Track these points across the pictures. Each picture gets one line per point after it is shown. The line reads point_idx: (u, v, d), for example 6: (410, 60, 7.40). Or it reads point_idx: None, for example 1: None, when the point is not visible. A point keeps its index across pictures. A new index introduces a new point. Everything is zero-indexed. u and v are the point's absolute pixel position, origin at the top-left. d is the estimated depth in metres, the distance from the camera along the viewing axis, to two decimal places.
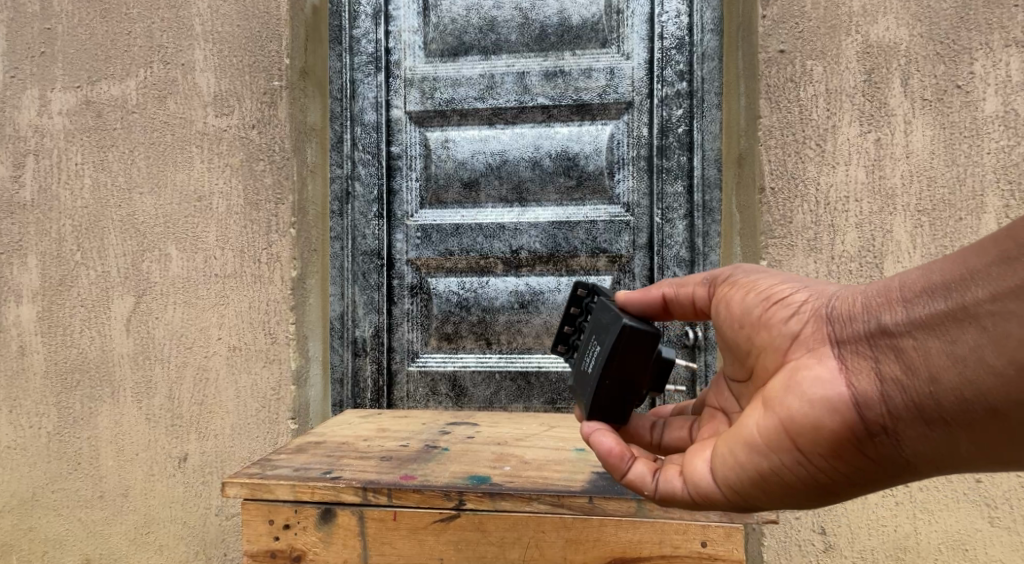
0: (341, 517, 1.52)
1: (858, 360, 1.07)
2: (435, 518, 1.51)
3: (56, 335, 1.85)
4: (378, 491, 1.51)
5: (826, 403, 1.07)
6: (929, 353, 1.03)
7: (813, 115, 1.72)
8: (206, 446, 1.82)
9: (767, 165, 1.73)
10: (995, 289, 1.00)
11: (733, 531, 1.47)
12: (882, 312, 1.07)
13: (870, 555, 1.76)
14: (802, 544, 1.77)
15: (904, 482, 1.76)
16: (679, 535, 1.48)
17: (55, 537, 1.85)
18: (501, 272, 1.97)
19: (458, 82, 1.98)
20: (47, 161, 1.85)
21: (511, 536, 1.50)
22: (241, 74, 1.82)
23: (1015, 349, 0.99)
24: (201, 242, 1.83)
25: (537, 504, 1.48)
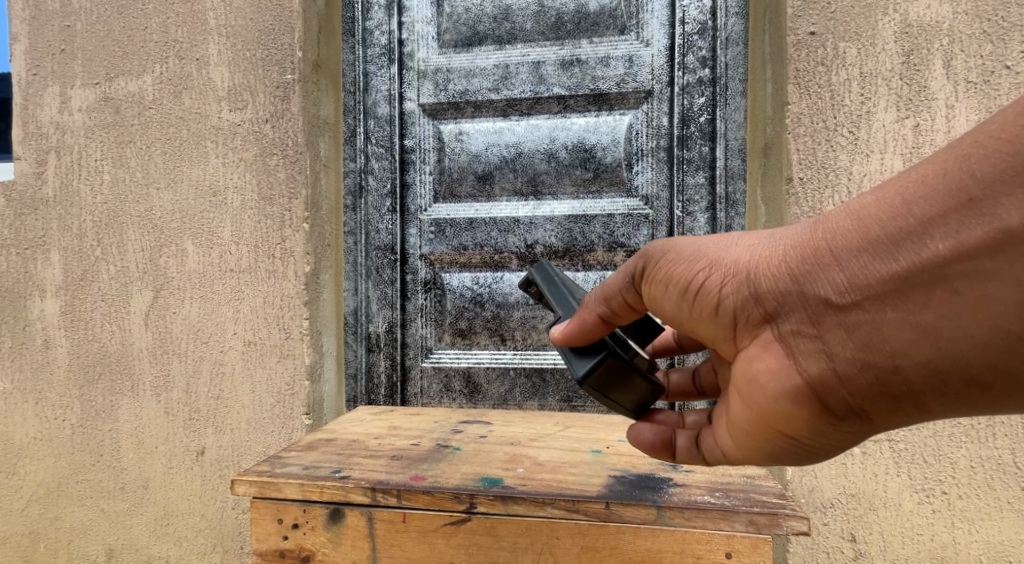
0: (350, 518, 1.52)
1: (809, 338, 1.02)
2: (445, 521, 1.50)
3: (78, 329, 1.87)
4: (388, 492, 1.50)
5: (785, 393, 1.04)
6: (887, 325, 0.98)
7: (846, 101, 1.65)
8: (222, 440, 1.84)
9: (794, 153, 1.66)
10: (955, 244, 0.95)
11: (760, 542, 1.42)
12: (825, 281, 1.02)
13: None
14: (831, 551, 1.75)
15: (942, 489, 1.72)
16: (702, 545, 1.44)
17: (80, 526, 1.87)
18: (516, 267, 1.91)
19: (472, 73, 1.93)
20: (68, 158, 1.88)
21: (523, 542, 1.48)
22: (255, 68, 1.84)
23: (986, 303, 0.95)
24: (216, 237, 1.84)
25: (551, 509, 1.46)
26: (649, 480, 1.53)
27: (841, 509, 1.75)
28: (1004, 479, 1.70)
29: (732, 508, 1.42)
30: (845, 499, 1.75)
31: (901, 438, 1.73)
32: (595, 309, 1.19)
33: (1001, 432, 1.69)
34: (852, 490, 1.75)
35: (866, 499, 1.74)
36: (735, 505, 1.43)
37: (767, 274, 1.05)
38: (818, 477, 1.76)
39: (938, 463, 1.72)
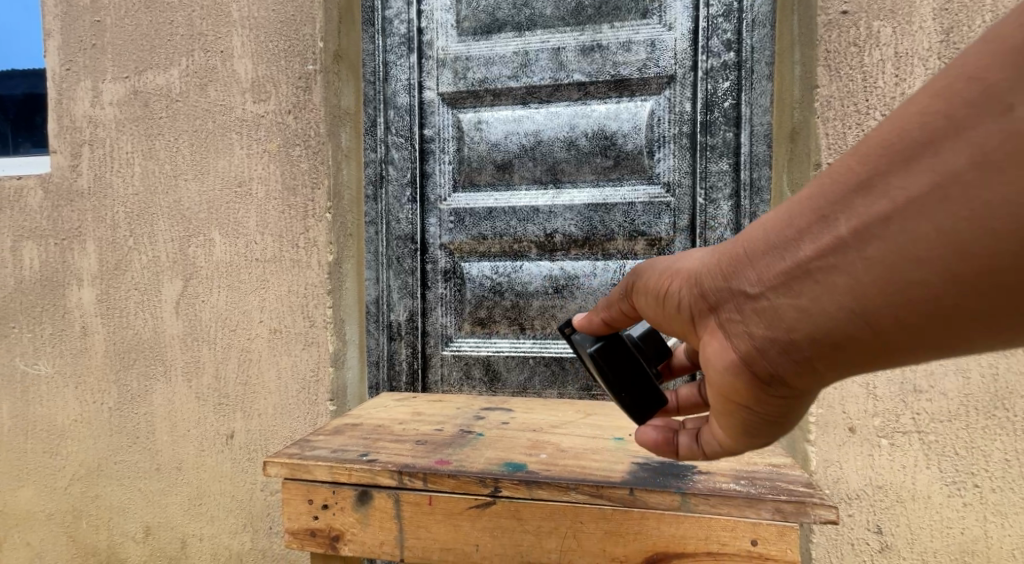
0: (377, 499, 1.55)
1: (744, 319, 1.04)
2: (470, 504, 1.52)
3: (114, 317, 1.94)
4: (415, 475, 1.53)
5: (733, 371, 1.06)
6: (821, 289, 0.99)
7: (879, 83, 1.59)
8: (251, 424, 1.90)
9: (823, 139, 1.61)
10: (870, 208, 0.96)
11: (788, 530, 1.43)
12: (751, 267, 1.03)
13: (931, 557, 1.77)
14: (856, 543, 1.79)
15: (974, 483, 1.75)
16: (728, 532, 1.45)
17: (118, 505, 1.95)
18: (535, 256, 1.91)
19: (491, 61, 1.92)
20: (101, 151, 1.94)
21: (548, 526, 1.50)
22: (278, 59, 1.86)
23: (922, 243, 0.94)
24: (242, 228, 1.89)
25: (575, 494, 1.49)
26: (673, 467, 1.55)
27: (867, 501, 1.79)
28: None
29: (758, 496, 1.44)
30: (872, 491, 1.79)
31: (932, 430, 1.76)
32: (596, 314, 1.22)
33: None
34: (880, 482, 1.78)
35: (894, 491, 1.78)
36: (762, 493, 1.45)
37: (699, 274, 1.08)
38: (843, 468, 1.80)
39: (970, 455, 1.75)
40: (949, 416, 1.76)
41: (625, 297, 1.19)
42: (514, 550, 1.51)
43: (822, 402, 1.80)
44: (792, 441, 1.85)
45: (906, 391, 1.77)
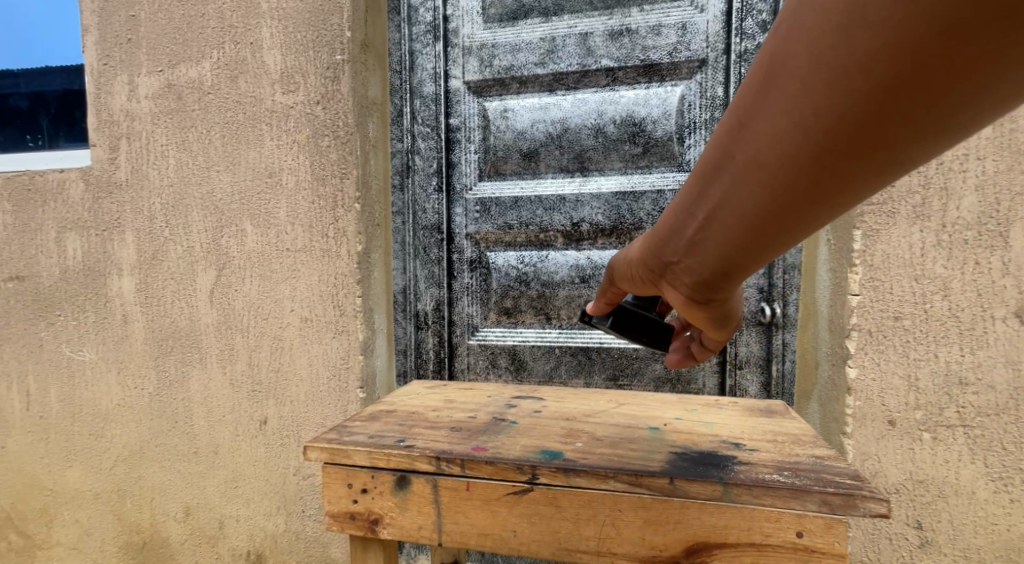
0: (415, 484, 1.58)
1: (681, 279, 1.10)
2: (508, 491, 1.54)
3: (152, 305, 2.00)
4: (452, 462, 1.55)
5: (696, 312, 1.13)
6: (727, 233, 1.02)
7: None
8: (283, 411, 1.94)
9: None
10: (740, 175, 0.98)
11: (834, 524, 1.43)
12: (666, 248, 1.09)
13: (975, 554, 1.71)
14: (896, 538, 1.75)
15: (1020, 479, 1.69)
16: (772, 524, 1.45)
17: (159, 486, 2.02)
18: (561, 245, 1.90)
19: (517, 47, 1.91)
20: (138, 144, 1.99)
21: (586, 514, 1.51)
22: (307, 50, 1.89)
23: (801, 164, 0.94)
24: (273, 218, 1.93)
25: (614, 483, 1.48)
26: (713, 457, 1.53)
27: (908, 496, 1.74)
28: None
29: (803, 488, 1.43)
30: (913, 486, 1.74)
31: (978, 424, 1.70)
32: (596, 308, 1.34)
33: None
34: (920, 476, 1.73)
35: (936, 486, 1.73)
36: (807, 485, 1.43)
37: (635, 262, 1.15)
38: (882, 461, 1.75)
39: (1018, 451, 1.68)
40: (996, 410, 1.69)
41: (609, 288, 1.29)
42: (552, 536, 1.53)
43: (860, 394, 1.75)
44: (829, 432, 1.81)
45: (951, 383, 1.71)
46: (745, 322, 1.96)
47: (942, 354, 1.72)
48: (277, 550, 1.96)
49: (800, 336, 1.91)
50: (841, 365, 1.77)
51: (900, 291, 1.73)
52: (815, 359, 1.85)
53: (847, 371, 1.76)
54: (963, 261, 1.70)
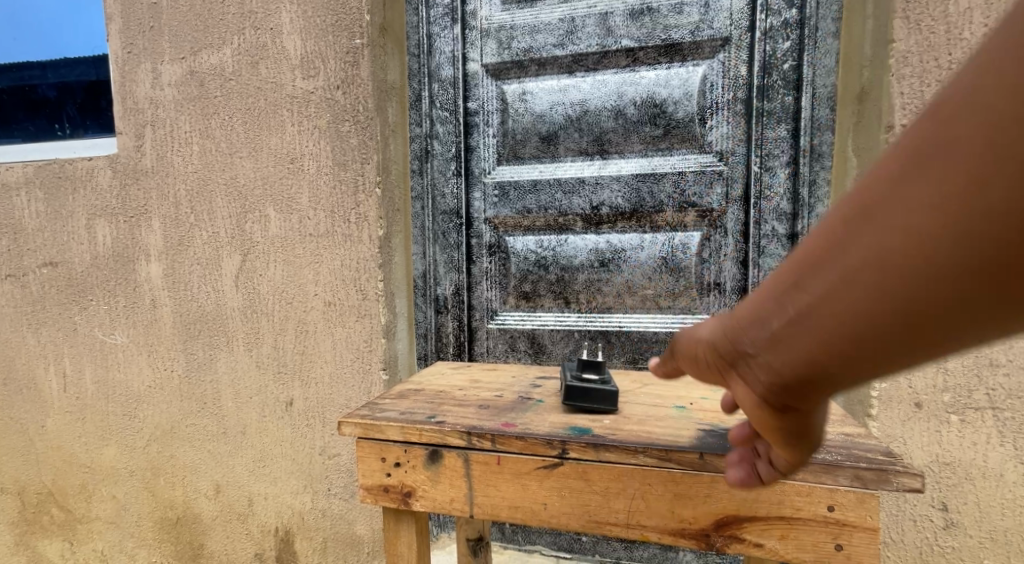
0: (447, 458, 1.60)
1: (756, 373, 1.13)
2: (538, 465, 1.56)
3: (179, 290, 2.04)
4: (482, 437, 1.57)
5: (758, 412, 1.14)
6: (821, 330, 1.08)
7: (966, 34, 1.58)
8: (308, 392, 1.98)
9: (898, 97, 1.60)
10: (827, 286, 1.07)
11: (867, 498, 1.44)
12: (753, 330, 1.12)
13: (1000, 535, 1.71)
14: (919, 519, 1.74)
15: None
16: (802, 498, 1.46)
17: (191, 464, 2.08)
18: (580, 230, 1.90)
19: (536, 29, 1.89)
20: (162, 131, 2.02)
21: (616, 487, 1.52)
22: (326, 34, 1.90)
23: (889, 289, 1.04)
24: (295, 204, 1.96)
25: (644, 457, 1.50)
26: None
27: (934, 478, 1.73)
28: None
29: (835, 462, 1.45)
30: (939, 468, 1.73)
31: (1007, 407, 1.69)
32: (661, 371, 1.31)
33: None
34: (945, 458, 1.72)
35: (961, 469, 1.71)
36: (840, 460, 1.45)
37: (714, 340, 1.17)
38: (908, 443, 1.74)
39: None
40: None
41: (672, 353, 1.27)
42: (582, 509, 1.54)
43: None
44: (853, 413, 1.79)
45: (981, 364, 1.70)
46: None
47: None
48: (305, 527, 2.02)
49: None
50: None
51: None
52: None
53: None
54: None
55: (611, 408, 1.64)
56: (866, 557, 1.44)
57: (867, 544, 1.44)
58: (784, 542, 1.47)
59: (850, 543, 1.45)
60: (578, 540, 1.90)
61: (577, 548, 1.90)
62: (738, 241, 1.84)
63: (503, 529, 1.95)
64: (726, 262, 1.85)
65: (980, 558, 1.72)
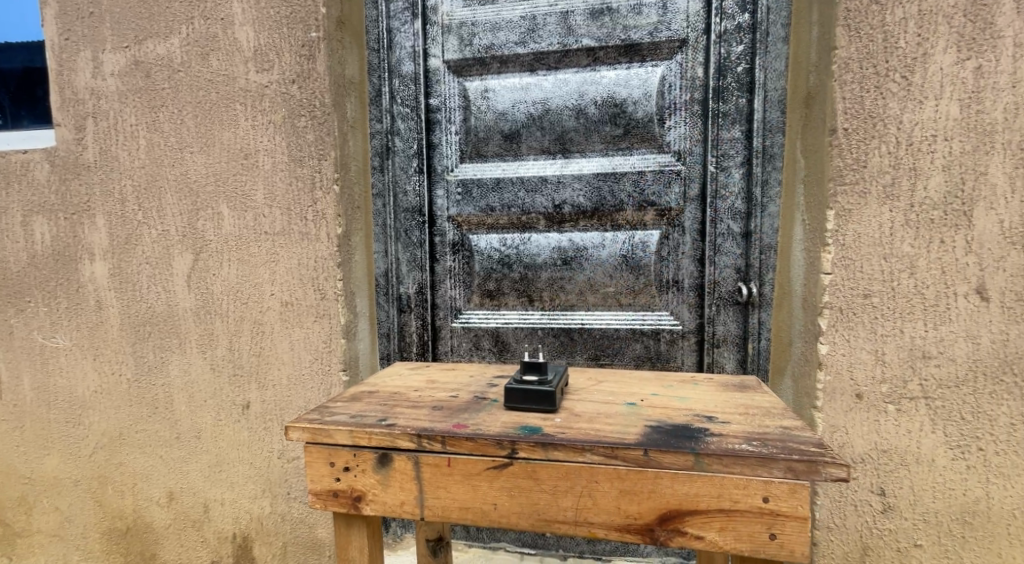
0: (397, 461, 1.61)
1: None
2: (488, 465, 1.58)
3: (126, 290, 1.97)
4: (433, 439, 1.59)
5: None
6: None
7: (901, 43, 1.65)
8: (266, 395, 1.93)
9: (841, 102, 1.67)
10: None
11: (798, 489, 1.48)
12: None
13: (934, 518, 1.71)
14: (858, 506, 1.74)
15: (978, 447, 1.69)
16: (740, 491, 1.50)
17: (142, 471, 2.01)
18: (543, 228, 1.91)
19: (498, 26, 1.90)
20: (104, 124, 1.95)
21: (564, 486, 1.55)
22: (280, 27, 1.86)
23: None
24: (250, 201, 1.90)
25: (590, 455, 1.53)
26: (686, 430, 1.57)
27: (872, 465, 1.73)
28: None
29: (769, 455, 1.49)
30: (877, 456, 1.73)
31: (940, 396, 1.70)
32: None
33: None
34: (884, 446, 1.72)
35: (898, 455, 1.72)
36: (774, 453, 1.50)
37: None
38: (849, 433, 1.73)
39: (976, 420, 1.69)
40: (957, 381, 1.69)
41: None
42: (531, 507, 1.56)
43: (829, 368, 1.72)
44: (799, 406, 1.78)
45: (915, 356, 1.70)
46: (725, 301, 1.88)
47: (907, 328, 1.69)
48: (264, 532, 1.97)
49: (776, 314, 1.83)
50: (813, 342, 1.73)
51: (869, 270, 1.69)
52: (788, 336, 1.80)
53: (818, 348, 1.72)
54: (930, 241, 1.67)
55: (549, 408, 1.66)
56: (798, 545, 1.48)
57: (799, 533, 1.48)
58: (723, 534, 1.51)
59: (783, 532, 1.49)
60: (542, 536, 1.90)
61: (541, 544, 1.90)
62: (696, 239, 1.88)
63: (468, 528, 1.94)
64: (684, 260, 1.88)
65: (915, 540, 1.72)
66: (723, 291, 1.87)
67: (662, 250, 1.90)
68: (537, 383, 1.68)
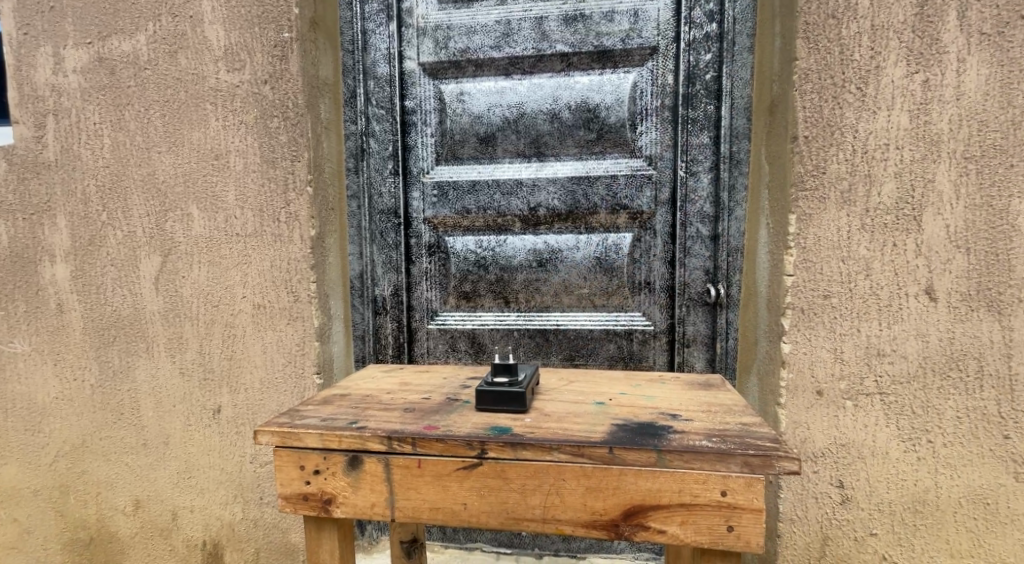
0: (367, 464, 1.61)
1: None
2: (458, 466, 1.59)
3: (90, 293, 1.93)
4: (403, 441, 1.60)
5: None
6: None
7: (856, 56, 1.71)
8: (237, 399, 1.91)
9: (801, 111, 1.74)
10: None
11: (753, 482, 1.52)
12: None
13: (888, 507, 1.78)
14: (819, 497, 1.80)
15: (927, 438, 1.76)
16: (699, 485, 1.54)
17: (106, 480, 1.96)
18: (519, 230, 1.96)
19: (472, 30, 1.93)
20: (66, 122, 1.91)
21: (532, 484, 1.58)
22: (251, 26, 1.83)
23: None
24: (221, 202, 1.87)
25: (558, 454, 1.56)
26: (650, 427, 1.61)
27: (831, 459, 1.80)
28: (990, 428, 1.74)
29: (727, 450, 1.53)
30: (835, 449, 1.79)
31: (892, 391, 1.76)
32: None
33: (987, 384, 1.72)
34: (842, 440, 1.79)
35: (855, 448, 1.78)
36: (731, 448, 1.53)
37: None
38: (810, 429, 1.80)
39: (925, 414, 1.76)
40: (909, 377, 1.76)
41: None
42: (500, 506, 1.59)
43: (792, 366, 1.79)
44: (764, 404, 1.84)
45: (870, 354, 1.76)
46: (694, 302, 1.94)
47: (863, 327, 1.76)
48: (235, 539, 1.93)
49: (742, 314, 1.90)
50: (777, 341, 1.80)
51: (829, 271, 1.76)
52: (754, 335, 1.86)
53: (782, 347, 1.79)
54: (883, 243, 1.74)
55: (520, 408, 1.68)
56: (754, 537, 1.52)
57: (754, 525, 1.53)
58: (684, 528, 1.54)
59: (739, 524, 1.53)
60: (517, 535, 1.92)
61: (517, 543, 1.92)
62: (667, 242, 1.94)
63: (444, 529, 1.96)
64: (655, 262, 1.94)
65: (870, 529, 1.79)
66: (692, 292, 1.93)
67: (634, 252, 1.95)
68: (508, 384, 1.71)
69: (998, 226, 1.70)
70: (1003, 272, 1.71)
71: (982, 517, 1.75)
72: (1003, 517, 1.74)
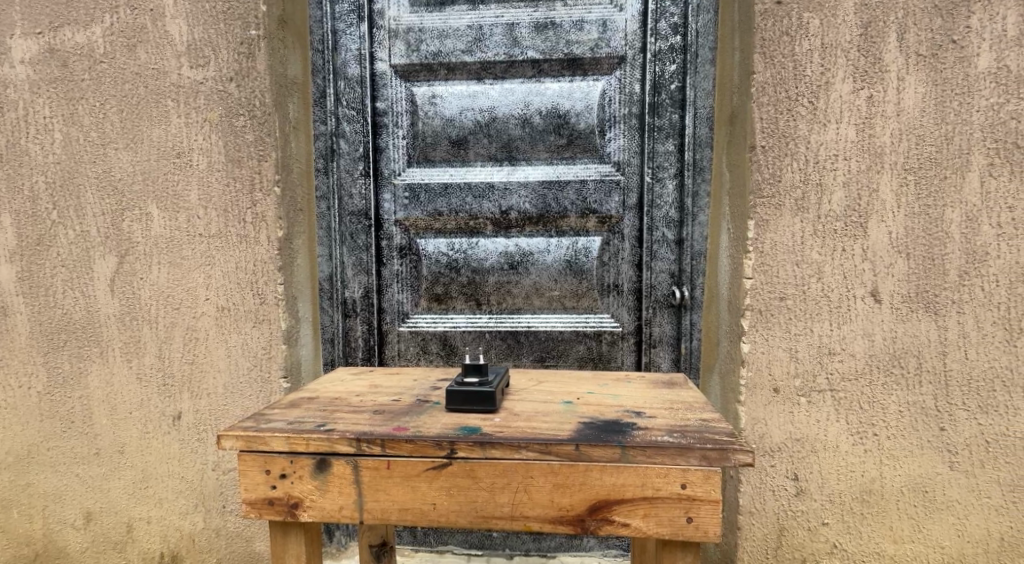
0: (335, 466, 1.58)
1: None
2: (428, 466, 1.57)
3: (38, 295, 1.84)
4: (372, 442, 1.57)
5: None
6: None
7: (808, 71, 1.79)
8: (199, 404, 1.84)
9: (758, 122, 1.80)
10: None
11: (711, 474, 1.54)
12: None
13: (838, 498, 1.84)
14: (775, 489, 1.86)
15: (873, 431, 1.83)
16: (661, 479, 1.54)
17: (54, 491, 1.87)
18: (491, 233, 2.00)
19: (445, 33, 1.97)
20: (13, 115, 1.82)
21: (501, 482, 1.56)
22: (216, 22, 1.79)
23: None
24: (182, 201, 1.82)
25: (526, 452, 1.56)
26: (615, 425, 1.62)
27: (787, 453, 1.85)
28: (927, 421, 1.82)
29: (687, 445, 1.54)
30: (789, 443, 1.85)
31: (842, 388, 1.83)
32: None
33: (925, 380, 1.81)
34: (797, 435, 1.85)
35: (809, 442, 1.84)
36: (691, 443, 1.55)
37: None
38: (767, 424, 1.85)
39: (871, 409, 1.83)
40: (856, 374, 1.83)
41: None
42: (469, 505, 1.57)
43: (751, 365, 1.84)
44: (725, 403, 1.90)
45: (822, 353, 1.83)
46: (660, 303, 2.01)
47: (814, 328, 1.83)
48: (196, 550, 1.86)
49: (706, 315, 1.96)
50: (737, 341, 1.86)
51: (784, 274, 1.82)
52: (717, 336, 1.93)
53: (741, 347, 1.85)
54: (833, 248, 1.81)
55: (489, 408, 1.68)
56: (713, 527, 1.53)
57: (713, 515, 1.54)
58: (646, 520, 1.55)
59: (698, 515, 1.54)
60: (488, 536, 1.95)
61: (488, 544, 1.95)
62: (635, 246, 2.01)
63: (414, 533, 1.97)
64: (623, 265, 2.01)
65: (822, 520, 1.85)
66: (658, 294, 2.01)
67: (602, 255, 2.02)
68: (477, 384, 1.71)
69: (934, 233, 1.79)
70: (940, 276, 1.80)
71: (921, 505, 1.83)
72: (940, 504, 1.82)
